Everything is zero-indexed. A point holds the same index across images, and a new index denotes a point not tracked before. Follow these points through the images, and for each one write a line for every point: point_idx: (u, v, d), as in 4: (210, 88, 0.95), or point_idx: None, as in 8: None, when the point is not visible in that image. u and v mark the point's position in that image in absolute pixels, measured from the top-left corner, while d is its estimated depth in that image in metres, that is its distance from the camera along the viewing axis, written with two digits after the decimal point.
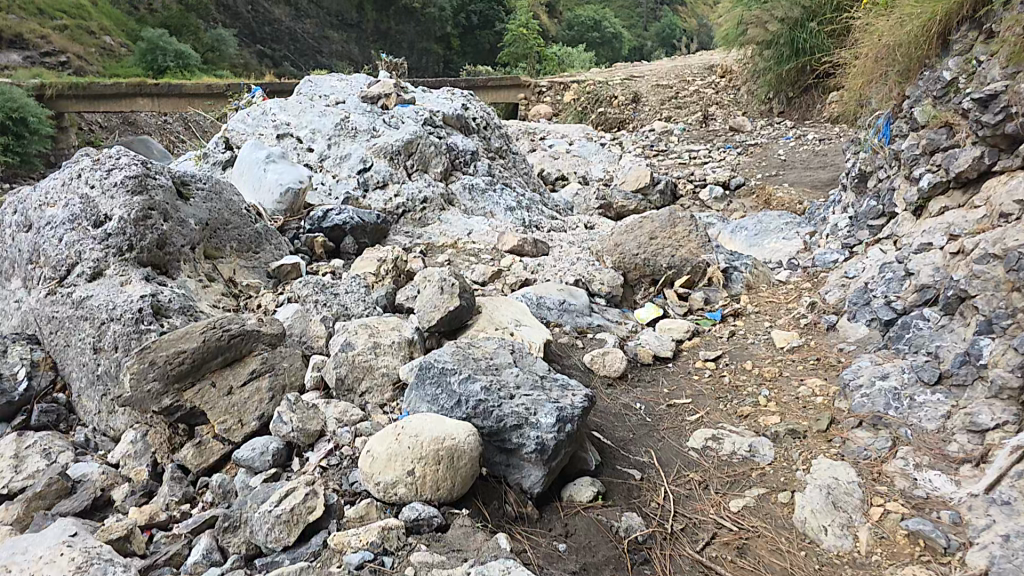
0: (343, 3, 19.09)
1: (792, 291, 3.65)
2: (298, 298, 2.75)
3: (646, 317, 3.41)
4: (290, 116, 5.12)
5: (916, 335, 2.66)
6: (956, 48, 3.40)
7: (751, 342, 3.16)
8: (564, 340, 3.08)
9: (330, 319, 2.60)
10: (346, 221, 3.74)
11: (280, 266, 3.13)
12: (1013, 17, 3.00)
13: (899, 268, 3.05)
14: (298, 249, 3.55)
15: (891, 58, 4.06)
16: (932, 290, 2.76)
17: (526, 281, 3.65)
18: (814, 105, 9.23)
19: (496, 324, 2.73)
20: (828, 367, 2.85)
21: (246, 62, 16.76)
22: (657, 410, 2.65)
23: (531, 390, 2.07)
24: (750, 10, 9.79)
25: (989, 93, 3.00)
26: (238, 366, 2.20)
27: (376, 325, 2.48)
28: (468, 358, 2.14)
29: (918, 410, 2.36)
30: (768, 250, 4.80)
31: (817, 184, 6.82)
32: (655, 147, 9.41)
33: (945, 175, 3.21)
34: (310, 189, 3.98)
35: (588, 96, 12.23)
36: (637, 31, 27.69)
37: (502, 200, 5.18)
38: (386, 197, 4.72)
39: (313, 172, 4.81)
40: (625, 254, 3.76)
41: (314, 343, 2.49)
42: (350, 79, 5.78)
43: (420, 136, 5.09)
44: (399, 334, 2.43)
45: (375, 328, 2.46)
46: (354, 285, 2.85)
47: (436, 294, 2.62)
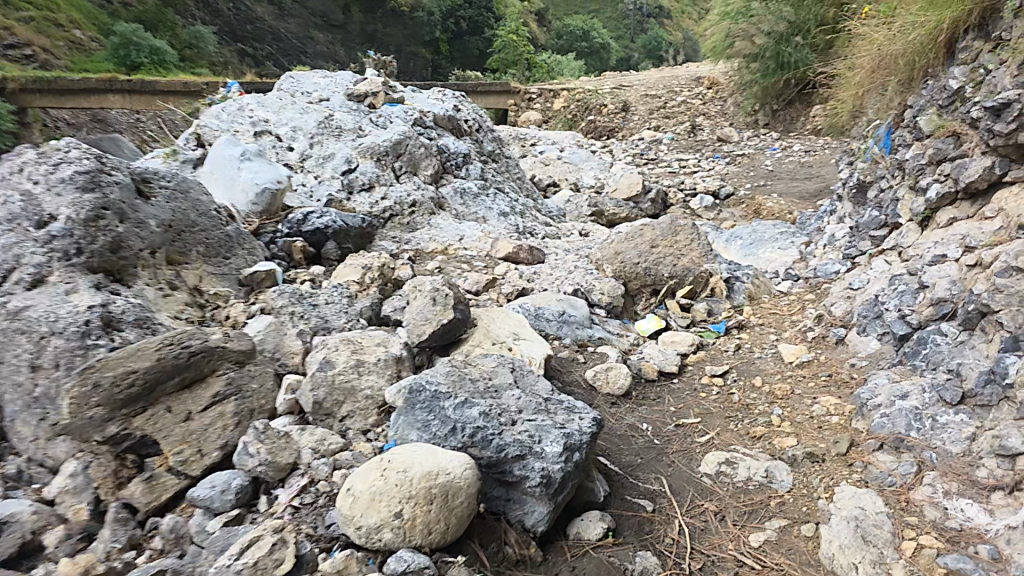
0: (328, 4, 18.82)
1: (794, 303, 3.43)
2: (273, 310, 2.46)
3: (648, 329, 3.22)
4: (268, 112, 4.85)
5: (932, 351, 2.23)
6: (960, 58, 2.99)
7: (759, 356, 2.89)
8: (564, 354, 2.87)
9: (309, 334, 2.36)
10: (328, 225, 3.52)
11: (252, 273, 2.89)
12: None
13: (913, 280, 2.60)
14: (276, 254, 3.28)
15: (891, 68, 3.70)
16: (950, 305, 2.31)
17: (523, 290, 3.42)
18: (798, 119, 9.20)
19: (493, 338, 2.49)
20: (842, 384, 2.50)
21: (226, 60, 16.37)
22: (665, 431, 2.42)
23: (534, 415, 1.85)
24: (737, 22, 9.75)
25: (1002, 100, 2.54)
26: (198, 388, 1.99)
27: (359, 339, 2.24)
28: (464, 380, 1.92)
29: (940, 431, 1.98)
30: (764, 259, 4.63)
31: (805, 195, 6.68)
32: (644, 155, 9.30)
33: (954, 185, 2.78)
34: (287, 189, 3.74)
35: (577, 104, 12.09)
36: (623, 42, 27.74)
37: (495, 205, 4.97)
38: (371, 199, 4.47)
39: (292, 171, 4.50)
40: (626, 263, 3.57)
41: (289, 360, 2.25)
42: (333, 76, 5.55)
43: (408, 137, 4.90)
44: (386, 351, 2.19)
45: (358, 343, 2.21)
46: (335, 295, 2.61)
47: (428, 306, 2.38)
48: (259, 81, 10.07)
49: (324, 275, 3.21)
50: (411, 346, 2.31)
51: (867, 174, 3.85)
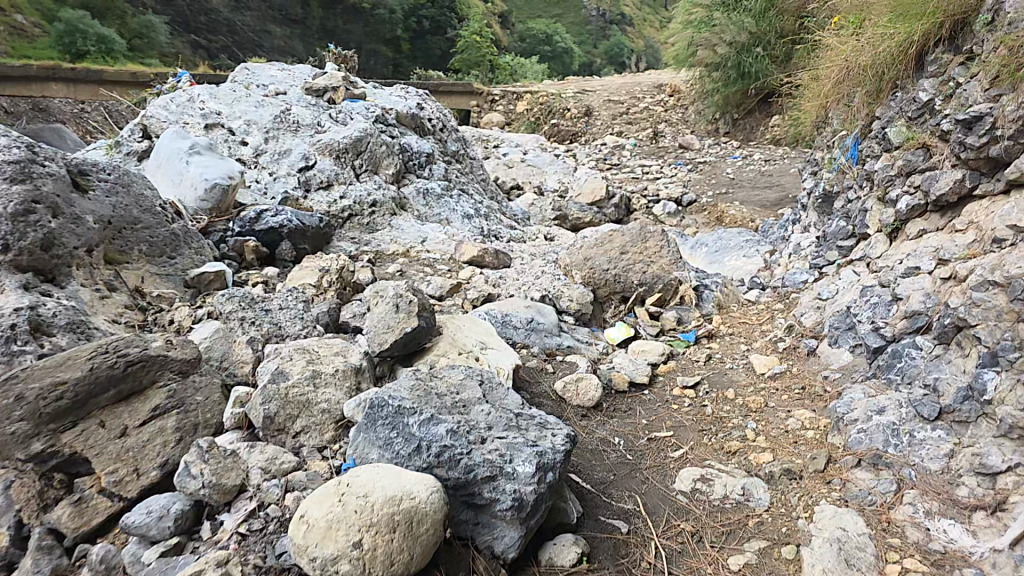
0: None
1: (764, 312, 3.41)
2: (222, 316, 2.27)
3: (618, 337, 3.13)
4: (221, 104, 4.62)
5: (907, 365, 2.22)
6: (930, 71, 3.01)
7: (730, 367, 2.84)
8: (533, 363, 2.76)
9: (260, 341, 2.19)
10: (283, 223, 3.32)
11: (200, 275, 2.70)
12: (998, 36, 2.55)
13: (885, 292, 2.59)
14: (225, 255, 3.10)
15: (858, 78, 3.72)
16: (924, 317, 2.29)
17: (489, 296, 3.30)
18: (758, 128, 9.33)
19: (459, 347, 2.35)
20: (814, 397, 2.47)
21: (177, 52, 15.78)
22: (637, 445, 2.33)
23: (505, 432, 1.73)
24: (700, 31, 9.76)
25: (975, 113, 2.54)
26: (136, 401, 1.81)
27: (316, 349, 2.08)
28: (431, 394, 1.80)
29: (918, 447, 1.96)
30: (730, 267, 4.61)
31: (767, 203, 6.72)
32: (607, 160, 9.29)
33: (924, 198, 2.80)
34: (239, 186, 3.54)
35: (540, 107, 12.03)
36: (587, 48, 27.90)
37: (459, 206, 4.83)
38: (329, 198, 4.30)
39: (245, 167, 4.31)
40: (595, 269, 3.49)
41: (238, 371, 2.08)
42: (291, 69, 5.32)
43: (369, 134, 4.73)
44: (344, 361, 2.04)
45: (314, 352, 2.06)
46: (291, 299, 2.42)
47: (391, 313, 2.24)
48: (213, 73, 9.68)
49: (278, 276, 3.04)
50: (372, 355, 2.17)
51: (836, 184, 3.88)
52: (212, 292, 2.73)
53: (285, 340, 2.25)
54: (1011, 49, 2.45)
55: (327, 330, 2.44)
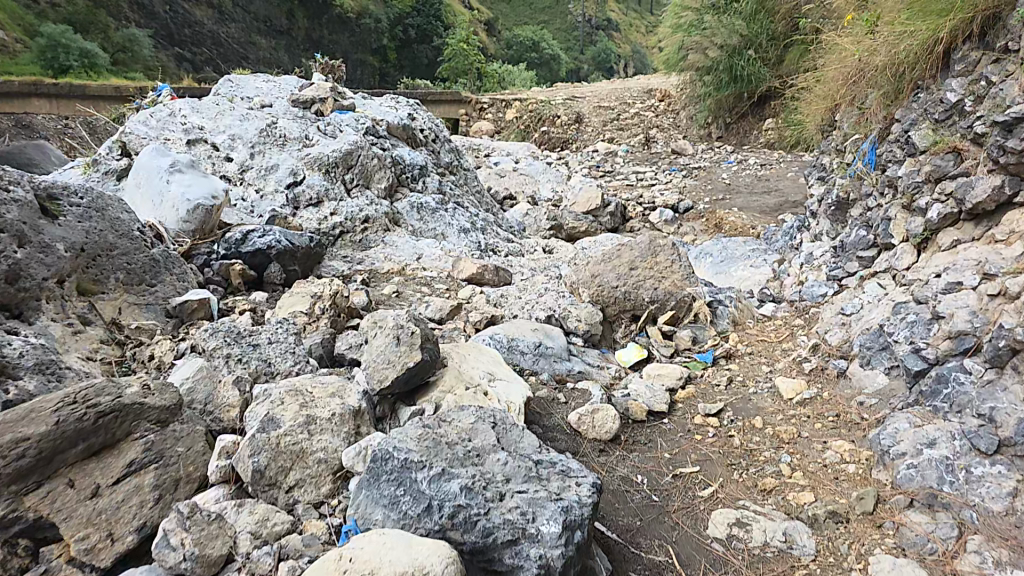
0: (271, 9, 18.17)
1: (782, 329, 3.25)
2: (205, 353, 2.06)
3: (630, 359, 2.96)
4: (203, 119, 4.41)
5: (956, 391, 2.12)
6: (956, 69, 2.88)
7: (754, 392, 2.70)
8: (543, 394, 2.57)
9: (248, 380, 1.96)
10: (271, 245, 3.11)
11: (183, 303, 2.49)
12: None
13: (924, 308, 2.45)
14: (209, 281, 2.90)
15: (872, 79, 3.58)
16: (971, 338, 2.17)
17: (493, 318, 3.10)
18: (751, 131, 9.21)
19: (466, 381, 2.15)
20: (851, 425, 2.37)
21: (163, 65, 15.56)
22: (663, 484, 2.19)
23: (525, 485, 1.54)
24: (691, 35, 9.58)
25: (1015, 115, 2.40)
26: (109, 456, 1.57)
27: (309, 389, 1.87)
28: (440, 443, 1.59)
29: (977, 485, 1.89)
30: (737, 277, 4.44)
31: (767, 209, 6.56)
32: (600, 167, 9.13)
33: (957, 205, 2.65)
34: (224, 206, 3.31)
35: (529, 114, 11.79)
36: (573, 54, 27.85)
37: (455, 219, 4.62)
38: (319, 215, 4.10)
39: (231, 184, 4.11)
40: (603, 287, 3.30)
41: (223, 416, 1.84)
42: (278, 81, 5.11)
43: (360, 147, 4.54)
44: (341, 404, 1.82)
45: (307, 394, 1.84)
46: (280, 332, 2.21)
47: (391, 346, 2.04)
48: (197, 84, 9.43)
49: (266, 300, 2.85)
50: (371, 393, 1.96)
51: (852, 191, 3.72)
52: (195, 321, 2.50)
53: (274, 379, 2.03)
54: None
55: (321, 364, 2.24)
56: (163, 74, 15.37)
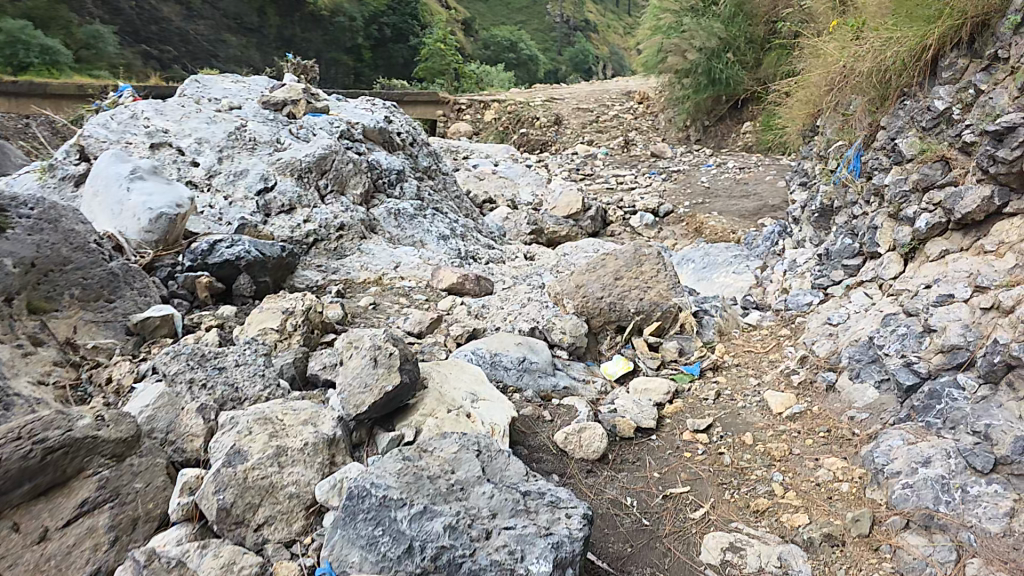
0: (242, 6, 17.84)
1: (768, 339, 3.20)
2: (166, 378, 1.97)
3: (616, 373, 2.90)
4: (167, 121, 4.23)
5: (949, 407, 2.05)
6: (944, 77, 2.88)
7: (742, 407, 2.64)
8: (528, 411, 2.49)
9: (213, 408, 1.85)
10: (240, 255, 2.98)
11: (144, 320, 2.37)
12: None
13: (915, 320, 2.40)
14: (174, 294, 2.81)
15: (857, 85, 3.56)
16: (965, 352, 2.11)
17: (474, 331, 3.02)
18: (730, 134, 9.24)
19: (448, 404, 2.06)
20: (843, 441, 2.29)
21: (128, 63, 15.13)
22: (653, 506, 2.12)
23: (513, 520, 1.45)
24: (669, 37, 9.57)
25: (1007, 124, 2.38)
26: (60, 497, 1.47)
27: (279, 417, 1.77)
28: (421, 477, 1.50)
29: (974, 505, 1.80)
30: (719, 284, 4.38)
31: (747, 213, 6.55)
32: (579, 170, 9.07)
33: (945, 215, 2.62)
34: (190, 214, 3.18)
35: (508, 115, 11.67)
36: (551, 55, 27.84)
37: (433, 226, 4.52)
38: (292, 222, 3.97)
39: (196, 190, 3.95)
40: (588, 297, 3.24)
41: (187, 446, 1.75)
42: (246, 82, 4.99)
43: (335, 151, 4.43)
44: (314, 432, 1.74)
45: (277, 421, 1.75)
46: (248, 354, 2.11)
47: (368, 368, 1.94)
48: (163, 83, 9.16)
49: (235, 316, 2.73)
50: (347, 419, 1.87)
51: (836, 198, 3.70)
52: (157, 339, 2.39)
53: (242, 405, 1.93)
54: None
55: (294, 385, 2.15)
56: (128, 72, 14.96)
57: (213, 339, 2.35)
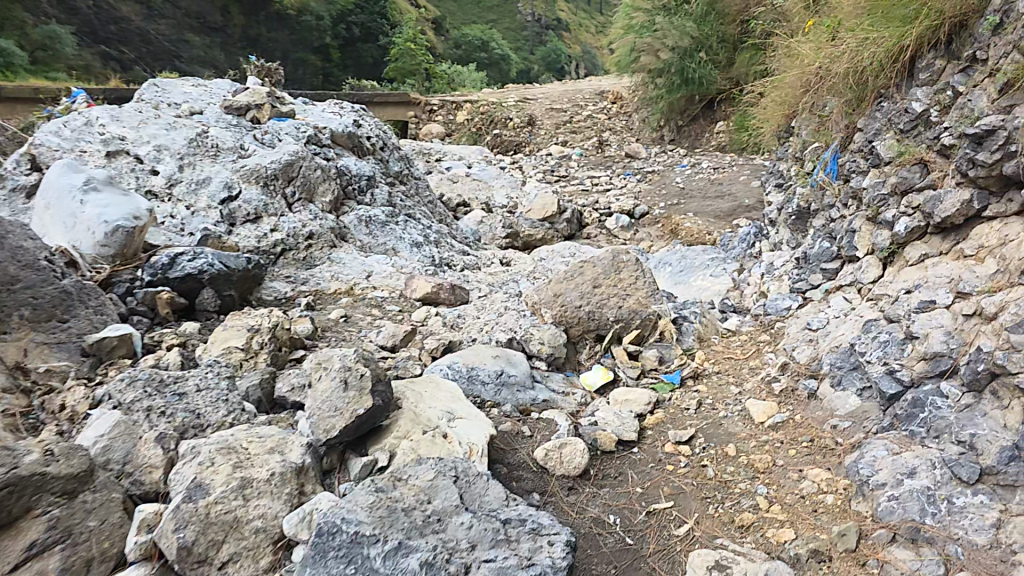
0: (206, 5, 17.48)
1: (748, 345, 3.17)
2: (121, 406, 1.94)
3: (596, 383, 2.90)
4: (124, 128, 4.08)
5: (933, 416, 2.03)
6: (922, 78, 2.90)
7: (724, 416, 2.61)
8: (507, 427, 2.47)
9: (172, 437, 1.84)
10: (203, 269, 2.91)
11: (101, 340, 2.30)
12: (1009, 40, 2.43)
13: (897, 327, 2.38)
14: (133, 312, 2.70)
15: (832, 86, 3.58)
16: (948, 360, 2.09)
17: (450, 344, 3.00)
18: (703, 134, 9.28)
19: (424, 425, 2.09)
20: (826, 451, 2.26)
21: (87, 64, 14.68)
22: (636, 523, 2.08)
23: (492, 552, 1.39)
24: (642, 36, 9.57)
25: (986, 127, 2.39)
26: (5, 539, 1.39)
27: (244, 446, 1.73)
28: (395, 511, 1.45)
29: (960, 517, 1.78)
30: (695, 288, 4.36)
31: (721, 213, 6.55)
32: (554, 171, 9.03)
33: (924, 218, 2.64)
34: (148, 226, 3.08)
35: (481, 116, 11.58)
36: (523, 54, 27.82)
37: (406, 233, 4.44)
38: (258, 232, 3.87)
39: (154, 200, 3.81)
40: (566, 307, 3.24)
41: (145, 478, 1.72)
42: (208, 85, 4.90)
43: (301, 157, 4.31)
44: (281, 460, 1.71)
45: (240, 450, 1.71)
46: (210, 378, 2.14)
47: (338, 392, 1.97)
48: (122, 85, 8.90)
49: (198, 333, 2.72)
50: (317, 444, 1.90)
51: (813, 201, 3.70)
52: (115, 360, 2.32)
53: (204, 432, 1.93)
54: None
55: (259, 408, 2.16)
56: (86, 74, 14.51)
57: (175, 360, 2.35)
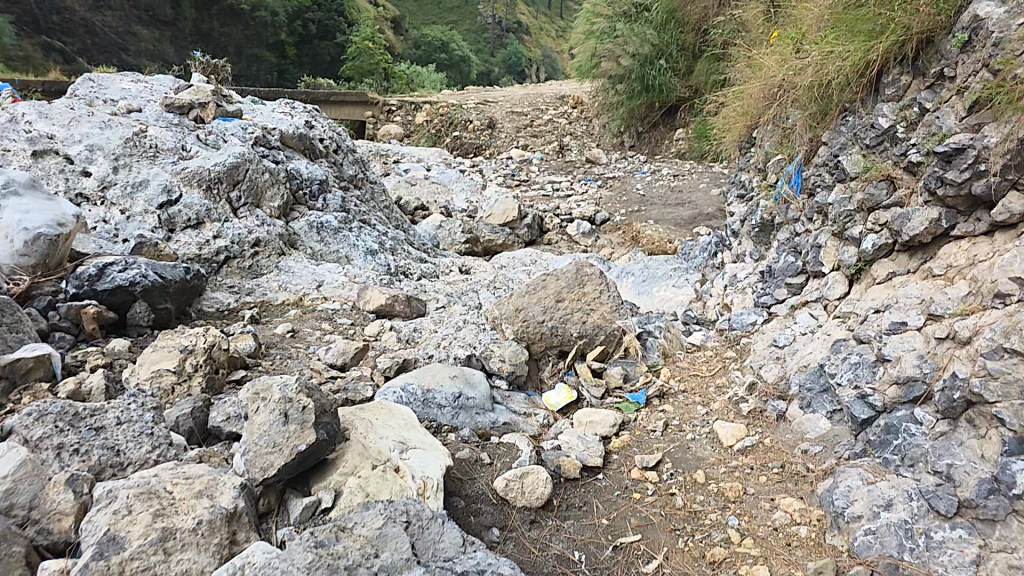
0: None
1: (713, 361, 3.10)
2: (29, 444, 1.79)
3: (558, 403, 2.79)
4: (55, 126, 3.80)
5: (908, 443, 1.96)
6: (887, 94, 2.86)
7: (692, 439, 2.52)
8: (465, 454, 2.33)
9: (86, 479, 1.72)
10: (136, 280, 2.81)
11: (16, 362, 2.16)
12: (976, 57, 2.39)
13: (868, 348, 2.32)
14: (55, 327, 2.56)
15: (796, 98, 3.54)
16: (921, 386, 2.02)
17: (406, 363, 2.87)
18: (663, 141, 9.31)
19: (373, 459, 2.02)
20: (798, 478, 2.19)
21: (27, 57, 13.67)
22: (602, 560, 1.96)
23: None
24: (603, 42, 9.55)
25: (956, 145, 2.34)
26: None
27: (167, 489, 1.63)
28: (338, 568, 1.43)
29: (939, 553, 1.70)
30: (658, 298, 4.28)
31: (682, 221, 6.53)
32: (515, 175, 8.90)
33: (893, 236, 2.60)
34: (74, 234, 2.83)
35: (440, 118, 11.41)
36: (484, 57, 27.74)
37: (360, 240, 4.27)
38: (200, 239, 3.65)
39: (85, 203, 3.55)
40: (528, 322, 3.12)
41: (54, 527, 1.59)
42: (148, 81, 4.71)
43: (248, 160, 4.09)
44: (211, 507, 1.61)
45: (164, 495, 1.61)
46: (132, 410, 2.01)
47: (277, 426, 1.89)
48: (61, 79, 8.38)
49: (129, 352, 2.62)
50: (254, 485, 1.81)
51: (777, 213, 3.65)
52: (31, 383, 2.19)
53: (124, 471, 1.83)
54: (995, 72, 2.28)
55: (191, 439, 2.13)
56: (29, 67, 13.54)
57: (100, 384, 2.25)
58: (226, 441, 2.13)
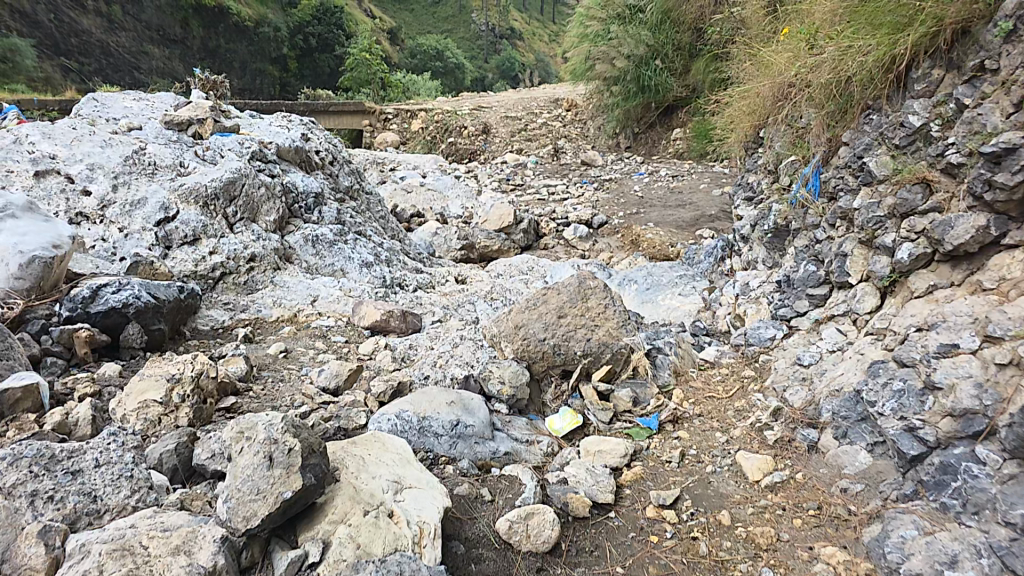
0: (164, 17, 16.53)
1: (730, 380, 2.85)
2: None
3: (563, 429, 2.55)
4: (55, 144, 3.54)
5: (970, 487, 1.70)
6: (917, 89, 2.61)
7: (713, 472, 2.26)
8: (464, 491, 2.07)
9: (60, 529, 1.43)
10: (129, 302, 2.56)
11: (4, 392, 1.88)
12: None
13: (911, 372, 2.06)
14: (47, 352, 2.33)
15: (811, 95, 3.29)
16: (982, 419, 1.77)
17: (400, 387, 2.61)
18: (660, 141, 9.10)
19: (366, 502, 1.75)
20: (838, 522, 1.93)
21: (49, 76, 13.86)
22: None
23: None
24: (597, 44, 9.30)
25: (1005, 144, 2.08)
26: None
27: (144, 543, 1.39)
28: None
29: None
30: (663, 308, 3.99)
31: (681, 224, 6.24)
32: (510, 180, 8.63)
33: (932, 245, 2.35)
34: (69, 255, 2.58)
35: (436, 125, 11.09)
36: (478, 62, 27.58)
37: (357, 252, 3.99)
38: (196, 255, 3.39)
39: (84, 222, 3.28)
40: (528, 339, 2.85)
41: None
42: (152, 100, 4.45)
43: (245, 174, 3.83)
44: (187, 565, 1.37)
45: (138, 551, 1.37)
46: (113, 451, 1.74)
47: (261, 470, 1.60)
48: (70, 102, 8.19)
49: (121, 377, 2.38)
50: (235, 536, 1.54)
51: (792, 218, 3.40)
52: (19, 416, 1.91)
53: (101, 519, 1.56)
54: None
55: (174, 479, 1.87)
56: (48, 86, 13.68)
57: (88, 416, 1.99)
58: (210, 479, 1.87)
